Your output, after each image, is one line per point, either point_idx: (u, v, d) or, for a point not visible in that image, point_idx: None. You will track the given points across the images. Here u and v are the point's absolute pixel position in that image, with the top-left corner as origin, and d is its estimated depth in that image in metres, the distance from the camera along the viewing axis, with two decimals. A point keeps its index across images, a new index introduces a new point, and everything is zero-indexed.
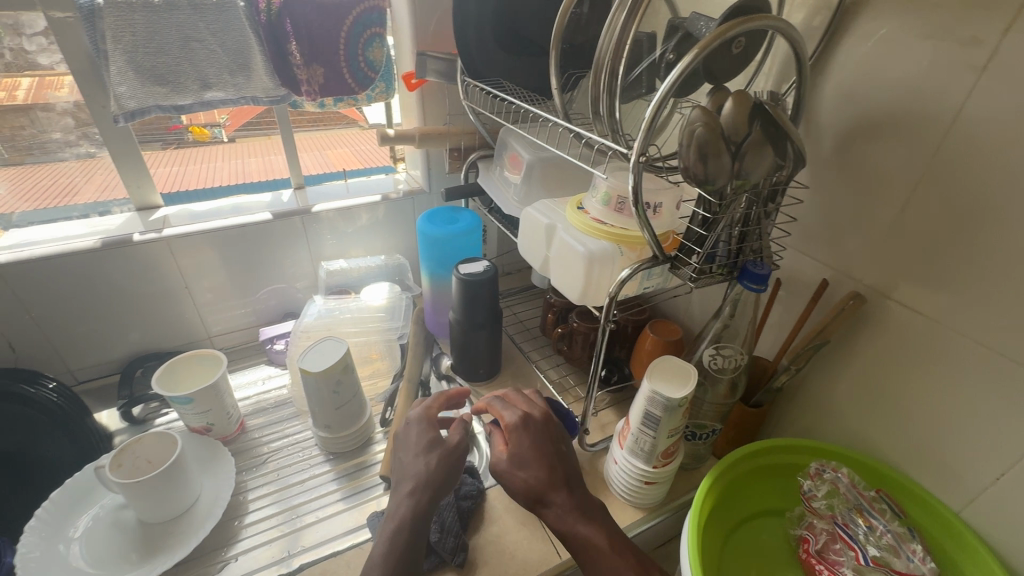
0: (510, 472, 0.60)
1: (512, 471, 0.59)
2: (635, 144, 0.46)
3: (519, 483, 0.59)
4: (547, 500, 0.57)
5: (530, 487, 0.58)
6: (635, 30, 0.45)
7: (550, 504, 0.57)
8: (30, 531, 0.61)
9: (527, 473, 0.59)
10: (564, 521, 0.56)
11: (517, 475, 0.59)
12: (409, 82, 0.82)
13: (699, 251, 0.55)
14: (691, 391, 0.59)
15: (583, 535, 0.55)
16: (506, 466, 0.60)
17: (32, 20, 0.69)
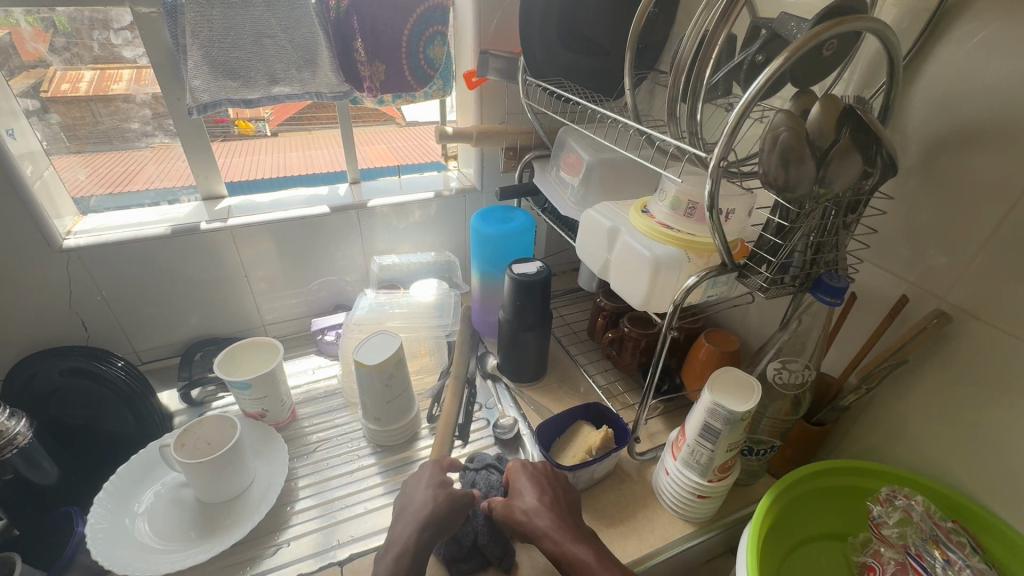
0: (505, 509, 0.60)
1: (507, 506, 0.60)
2: (716, 148, 0.45)
3: (513, 520, 0.58)
4: (539, 527, 0.57)
5: (522, 519, 0.58)
6: (726, 35, 0.43)
7: (541, 528, 0.56)
8: (99, 502, 0.63)
9: (519, 504, 0.59)
10: (554, 544, 0.55)
11: (511, 508, 0.59)
12: (470, 80, 0.82)
13: (773, 260, 0.53)
14: (754, 406, 0.57)
15: (571, 553, 0.54)
16: (502, 504, 0.60)
17: (120, 15, 0.72)
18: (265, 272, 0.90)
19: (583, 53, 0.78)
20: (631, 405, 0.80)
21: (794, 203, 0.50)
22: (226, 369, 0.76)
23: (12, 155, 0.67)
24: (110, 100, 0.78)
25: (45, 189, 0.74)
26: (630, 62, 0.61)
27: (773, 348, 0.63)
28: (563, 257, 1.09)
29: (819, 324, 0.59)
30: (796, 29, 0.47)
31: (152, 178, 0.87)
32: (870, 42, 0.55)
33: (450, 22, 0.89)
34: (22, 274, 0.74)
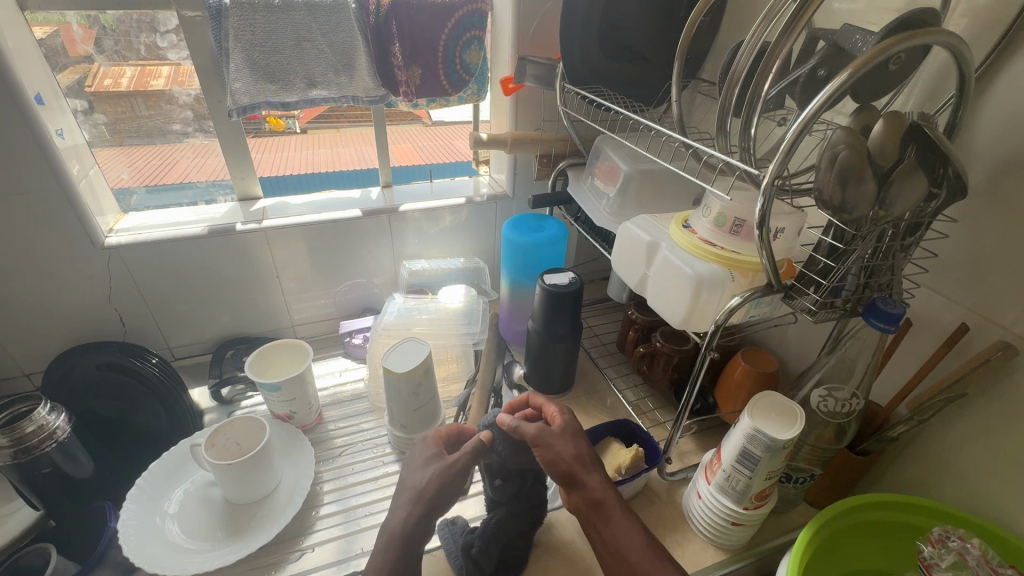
0: (551, 442, 0.59)
1: (554, 442, 0.59)
2: (771, 166, 0.43)
3: (558, 456, 0.58)
4: (587, 472, 0.58)
5: (571, 460, 0.58)
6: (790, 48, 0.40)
7: (590, 476, 0.58)
8: (131, 498, 0.64)
9: (568, 445, 0.59)
10: (604, 490, 0.57)
11: (558, 446, 0.59)
12: (507, 86, 0.81)
13: (824, 284, 0.51)
14: (798, 433, 0.54)
15: (618, 507, 0.56)
16: (547, 436, 0.59)
17: (166, 18, 0.73)
18: (296, 273, 0.91)
19: (624, 60, 0.76)
20: (661, 423, 0.78)
21: (851, 224, 0.47)
22: (257, 370, 0.76)
23: (61, 155, 0.69)
24: (149, 97, 0.79)
25: (90, 187, 0.76)
26: (677, 69, 0.59)
27: (817, 373, 0.60)
28: (593, 266, 1.07)
29: (868, 350, 0.56)
30: (860, 43, 0.46)
31: (187, 170, 0.88)
32: (938, 54, 0.52)
33: (489, 27, 0.88)
34: (66, 270, 0.76)
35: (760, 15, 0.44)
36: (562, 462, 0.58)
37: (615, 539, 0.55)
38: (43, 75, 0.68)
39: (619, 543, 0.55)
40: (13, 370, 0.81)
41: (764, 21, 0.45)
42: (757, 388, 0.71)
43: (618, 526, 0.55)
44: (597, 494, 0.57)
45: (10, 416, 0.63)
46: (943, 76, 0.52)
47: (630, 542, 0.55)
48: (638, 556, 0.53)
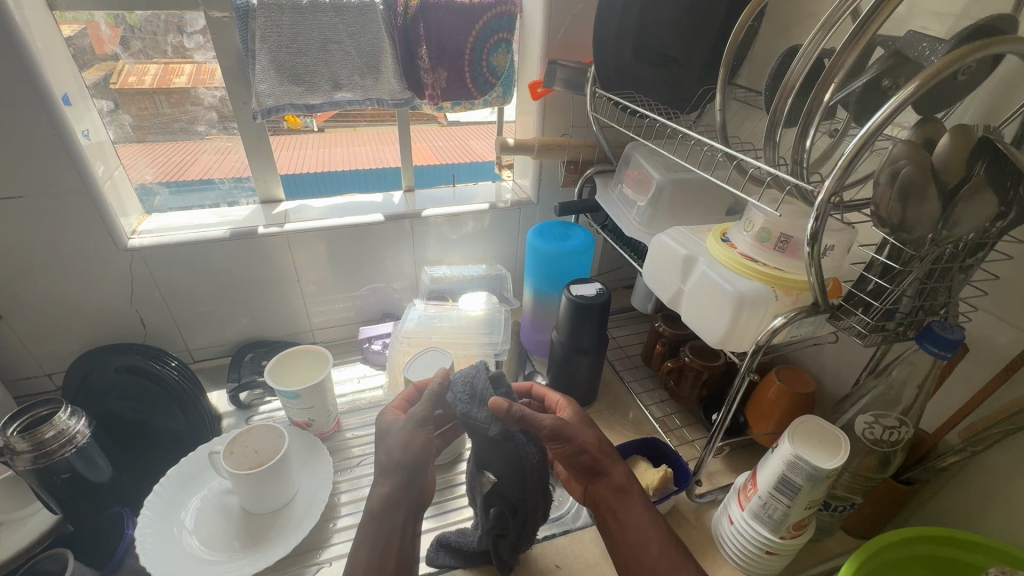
0: (573, 435, 0.57)
1: (576, 433, 0.58)
2: (827, 182, 0.40)
3: (583, 450, 0.58)
4: (609, 463, 0.59)
5: (596, 453, 0.58)
6: (856, 59, 0.38)
7: (613, 468, 0.59)
8: (149, 505, 0.64)
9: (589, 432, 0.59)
10: (628, 480, 0.58)
11: (581, 439, 0.58)
12: (535, 91, 0.79)
13: (876, 306, 0.48)
14: (843, 462, 0.51)
15: (637, 495, 0.57)
16: (567, 431, 0.57)
17: (194, 19, 0.72)
18: (316, 277, 0.90)
19: (658, 65, 0.74)
20: (689, 442, 0.75)
21: (909, 244, 0.44)
22: (277, 377, 0.75)
23: (85, 154, 0.68)
24: (172, 94, 0.77)
25: (115, 188, 0.75)
26: (721, 75, 0.56)
27: (863, 400, 0.58)
28: (617, 275, 1.04)
29: (919, 377, 0.52)
30: (928, 50, 0.43)
31: (207, 167, 0.86)
32: (1005, 63, 0.48)
33: (517, 30, 0.86)
34: (90, 270, 0.75)
35: (818, 23, 0.42)
36: (586, 454, 0.58)
37: (636, 528, 0.56)
38: (70, 75, 0.68)
39: (641, 534, 0.55)
40: (34, 370, 0.81)
41: (822, 28, 0.42)
42: (792, 408, 0.68)
43: (639, 514, 0.56)
44: (620, 483, 0.58)
45: (30, 420, 0.62)
46: (1010, 87, 0.48)
47: (645, 529, 0.56)
48: (662, 548, 0.54)
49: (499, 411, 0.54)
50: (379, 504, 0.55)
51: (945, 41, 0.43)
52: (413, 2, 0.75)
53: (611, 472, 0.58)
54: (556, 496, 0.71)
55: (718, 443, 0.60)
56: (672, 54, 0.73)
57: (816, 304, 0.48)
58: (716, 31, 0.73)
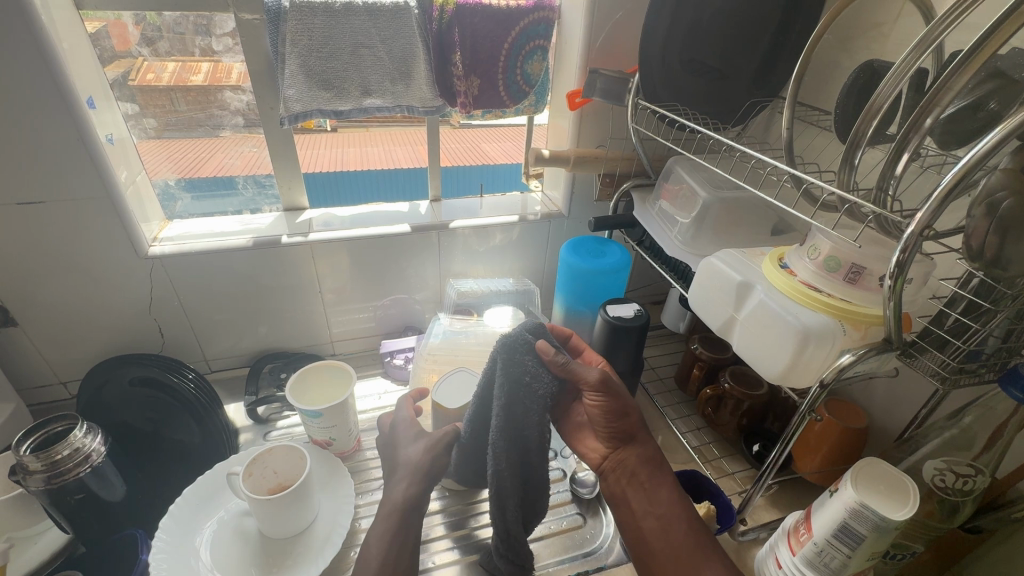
0: (617, 396, 0.56)
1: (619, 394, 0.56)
2: (921, 213, 0.36)
3: (626, 415, 0.57)
4: (636, 440, 0.59)
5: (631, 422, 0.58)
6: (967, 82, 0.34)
7: (638, 445, 0.59)
8: (164, 526, 0.61)
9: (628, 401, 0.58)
10: (658, 452, 0.59)
11: (624, 405, 0.57)
12: (573, 101, 0.76)
13: (959, 346, 0.44)
14: (913, 513, 0.47)
15: (664, 468, 0.59)
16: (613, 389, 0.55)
17: (223, 20, 0.70)
18: (339, 288, 0.87)
19: (705, 76, 0.70)
20: (728, 474, 0.71)
21: (1002, 281, 0.40)
22: (298, 393, 0.73)
23: (107, 157, 0.66)
24: (189, 91, 0.74)
25: (136, 192, 0.73)
26: (790, 89, 0.52)
27: (928, 444, 0.54)
28: (648, 292, 1.00)
29: (995, 421, 0.49)
30: None
31: (225, 166, 0.82)
32: None
33: (555, 37, 0.82)
34: (107, 276, 0.73)
35: (913, 43, 0.39)
36: (626, 421, 0.57)
37: (663, 502, 0.57)
38: (94, 76, 0.66)
39: (666, 511, 0.56)
40: (48, 378, 0.78)
41: (916, 47, 0.39)
42: (842, 443, 0.64)
43: (667, 490, 0.57)
44: (651, 455, 0.59)
45: (45, 436, 0.60)
46: None
47: (671, 503, 0.56)
48: (687, 524, 0.55)
49: (545, 355, 0.55)
50: (389, 514, 0.56)
51: None
52: (449, 6, 0.72)
53: (638, 440, 0.59)
54: (586, 528, 0.67)
55: (769, 480, 0.56)
56: (720, 65, 0.69)
57: (888, 340, 0.44)
58: (769, 42, 0.69)
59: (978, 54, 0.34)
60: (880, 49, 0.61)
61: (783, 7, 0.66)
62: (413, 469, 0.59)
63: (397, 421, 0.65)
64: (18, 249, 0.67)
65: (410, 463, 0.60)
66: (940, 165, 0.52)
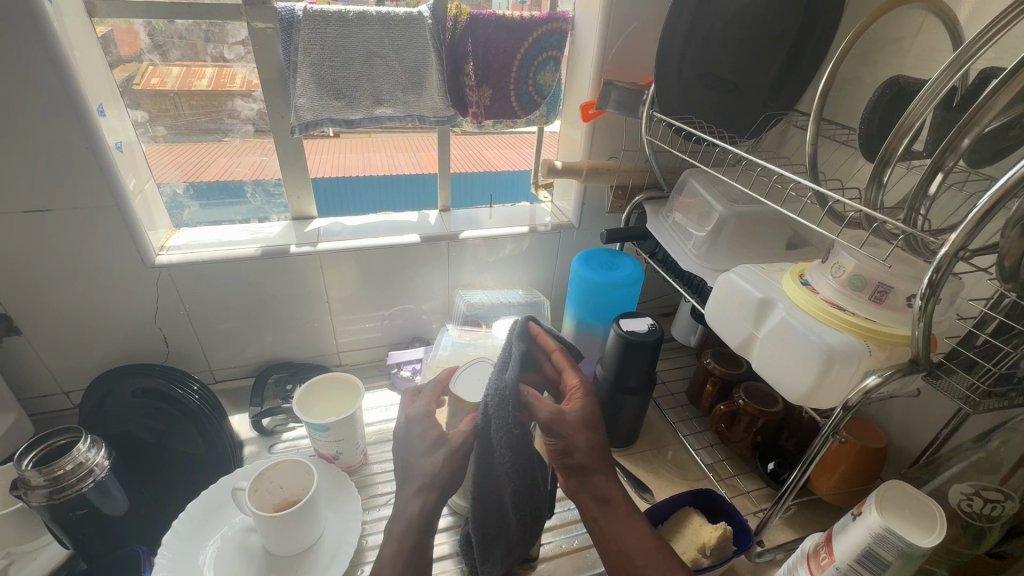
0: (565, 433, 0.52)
1: (567, 433, 0.52)
2: (956, 234, 0.35)
3: (574, 450, 0.52)
4: (591, 470, 0.52)
5: (586, 443, 0.52)
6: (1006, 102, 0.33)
7: (595, 473, 0.52)
8: (167, 544, 0.59)
9: (582, 437, 0.52)
10: (610, 488, 0.52)
11: (580, 433, 0.52)
12: (587, 112, 0.75)
13: (992, 369, 0.43)
14: (941, 540, 0.46)
15: (619, 499, 0.52)
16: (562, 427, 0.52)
17: (236, 29, 0.69)
18: (346, 298, 0.86)
19: (721, 89, 0.69)
20: (743, 493, 0.69)
21: None
22: (304, 406, 0.71)
23: (118, 167, 0.65)
24: (194, 96, 0.73)
25: (144, 201, 0.72)
26: (814, 104, 0.51)
27: (954, 468, 0.52)
28: (658, 304, 0.99)
29: None
30: None
31: (227, 169, 0.81)
32: None
33: (567, 48, 0.82)
34: (112, 286, 0.72)
35: (945, 63, 0.38)
36: (577, 450, 0.52)
37: (620, 538, 0.51)
38: (105, 82, 0.65)
39: (626, 543, 0.50)
40: (52, 388, 0.77)
41: (949, 67, 0.38)
42: (860, 462, 0.62)
43: (622, 525, 0.51)
44: (602, 491, 0.52)
45: (47, 450, 0.59)
46: None
47: (627, 540, 0.50)
48: (646, 558, 0.49)
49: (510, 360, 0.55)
50: None
51: None
52: (463, 17, 0.72)
53: (593, 463, 0.52)
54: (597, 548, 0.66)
55: (789, 502, 0.55)
56: (735, 78, 0.69)
57: (916, 361, 0.43)
58: (785, 56, 0.68)
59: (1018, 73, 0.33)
60: (899, 64, 0.61)
61: (800, 21, 0.66)
62: (428, 483, 0.51)
63: (412, 414, 0.57)
64: (24, 258, 0.67)
65: (426, 475, 0.52)
66: (963, 182, 0.51)
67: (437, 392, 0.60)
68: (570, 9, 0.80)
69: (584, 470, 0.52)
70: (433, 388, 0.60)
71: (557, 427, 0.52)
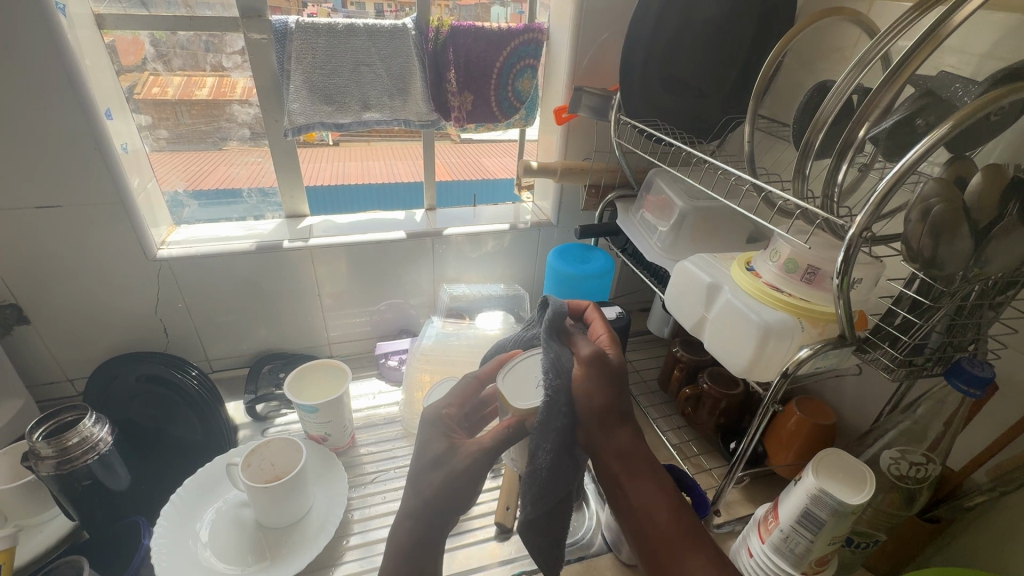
0: (596, 380, 0.44)
1: (598, 380, 0.44)
2: (859, 218, 0.40)
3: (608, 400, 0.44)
4: (619, 421, 0.45)
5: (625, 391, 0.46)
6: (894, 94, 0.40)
7: (625, 425, 0.45)
8: (166, 516, 0.64)
9: (609, 384, 0.45)
10: (634, 446, 0.45)
11: (619, 380, 0.45)
12: (561, 116, 0.81)
13: (905, 341, 0.48)
14: (869, 497, 0.50)
15: (642, 459, 0.45)
16: (594, 369, 0.44)
17: (233, 40, 0.75)
18: (337, 292, 0.90)
19: (683, 95, 0.75)
20: (706, 470, 0.74)
21: (940, 280, 0.44)
22: (295, 390, 0.76)
23: (122, 166, 0.70)
24: (194, 105, 0.78)
25: (147, 199, 0.77)
26: (750, 104, 0.58)
27: (887, 435, 0.57)
28: (635, 298, 1.04)
29: (944, 413, 0.53)
30: (961, 91, 0.46)
31: (228, 176, 0.87)
32: None
33: (544, 56, 0.88)
34: (115, 279, 0.77)
35: (852, 63, 0.44)
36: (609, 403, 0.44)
37: (641, 500, 0.44)
38: (111, 88, 0.70)
39: (648, 506, 0.44)
40: (57, 375, 0.82)
41: (855, 67, 0.45)
42: (811, 439, 0.67)
43: (646, 487, 0.44)
44: (625, 450, 0.45)
45: (55, 425, 0.63)
46: None
47: (649, 503, 0.44)
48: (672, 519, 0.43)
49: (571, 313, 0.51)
50: None
51: (978, 83, 0.45)
52: (444, 28, 0.77)
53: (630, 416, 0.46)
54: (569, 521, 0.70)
55: (739, 473, 0.60)
56: (695, 84, 0.75)
57: (843, 336, 0.47)
58: (741, 63, 0.74)
59: (901, 72, 0.39)
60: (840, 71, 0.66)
61: (753, 32, 0.72)
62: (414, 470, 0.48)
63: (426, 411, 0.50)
64: (36, 252, 0.71)
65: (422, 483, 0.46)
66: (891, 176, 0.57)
67: (467, 396, 0.52)
68: (546, 21, 0.86)
69: (614, 421, 0.44)
70: (463, 390, 0.52)
71: (599, 367, 0.45)
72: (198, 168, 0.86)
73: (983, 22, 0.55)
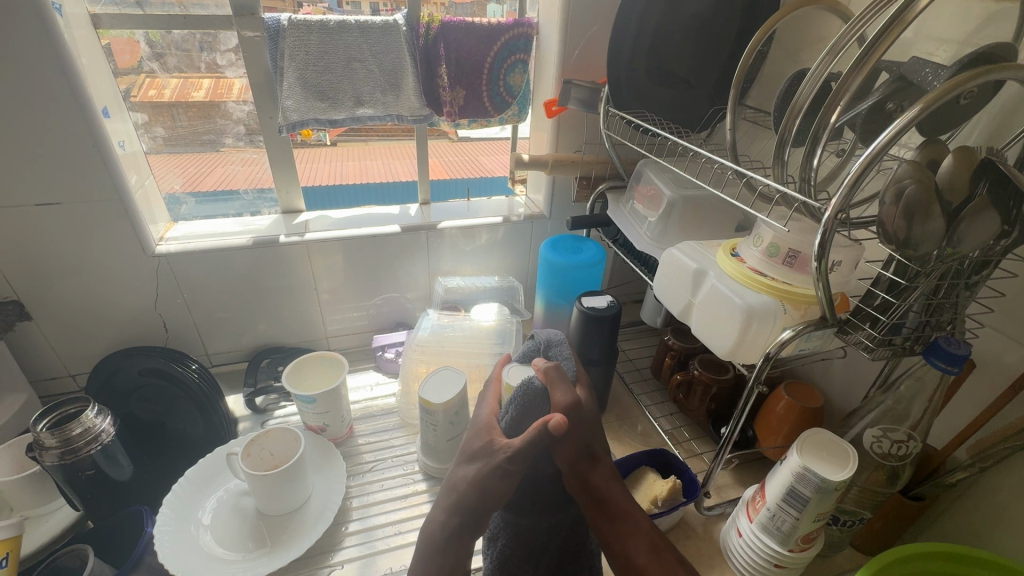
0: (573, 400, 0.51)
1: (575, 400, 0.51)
2: (834, 200, 0.41)
3: (584, 422, 0.51)
4: (592, 465, 0.50)
5: (591, 458, 0.50)
6: (862, 79, 0.43)
7: (599, 460, 0.51)
8: (168, 505, 0.65)
9: (584, 414, 0.51)
10: (610, 482, 0.50)
11: (585, 427, 0.51)
12: (550, 109, 0.82)
13: (884, 320, 0.49)
14: (851, 475, 0.52)
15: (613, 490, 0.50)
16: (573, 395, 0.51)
17: (227, 38, 0.76)
18: (334, 287, 0.92)
19: (670, 86, 0.76)
20: (697, 454, 0.75)
21: (914, 260, 0.46)
22: (294, 382, 0.78)
23: (119, 163, 0.72)
24: (191, 106, 0.80)
25: (145, 197, 0.79)
26: (731, 96, 0.61)
27: (871, 415, 0.59)
28: (628, 289, 1.06)
29: (922, 393, 0.54)
30: (931, 75, 0.48)
31: (228, 176, 0.89)
32: (1009, 86, 0.50)
33: (534, 52, 0.89)
34: (114, 276, 0.78)
35: (826, 48, 0.47)
36: (583, 432, 0.50)
37: (621, 529, 0.49)
38: (108, 87, 0.72)
39: (630, 543, 0.48)
40: (59, 370, 0.83)
41: (829, 54, 0.47)
42: (801, 422, 0.68)
43: (626, 517, 0.49)
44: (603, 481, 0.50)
45: (58, 417, 0.65)
46: (1014, 111, 0.50)
47: (623, 531, 0.49)
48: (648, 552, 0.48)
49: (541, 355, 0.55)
50: None
51: (946, 68, 0.47)
52: (434, 24, 0.79)
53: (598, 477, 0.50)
54: None
55: (727, 455, 0.60)
56: (681, 76, 0.76)
57: (823, 318, 0.48)
58: (727, 54, 0.76)
59: (869, 58, 0.42)
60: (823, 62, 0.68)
61: (737, 25, 0.74)
62: None
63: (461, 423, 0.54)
64: (37, 248, 0.73)
65: None
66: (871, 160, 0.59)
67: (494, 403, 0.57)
68: (536, 17, 0.88)
69: (587, 467, 0.50)
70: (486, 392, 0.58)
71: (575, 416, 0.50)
72: (200, 172, 0.88)
73: (962, 10, 0.56)
